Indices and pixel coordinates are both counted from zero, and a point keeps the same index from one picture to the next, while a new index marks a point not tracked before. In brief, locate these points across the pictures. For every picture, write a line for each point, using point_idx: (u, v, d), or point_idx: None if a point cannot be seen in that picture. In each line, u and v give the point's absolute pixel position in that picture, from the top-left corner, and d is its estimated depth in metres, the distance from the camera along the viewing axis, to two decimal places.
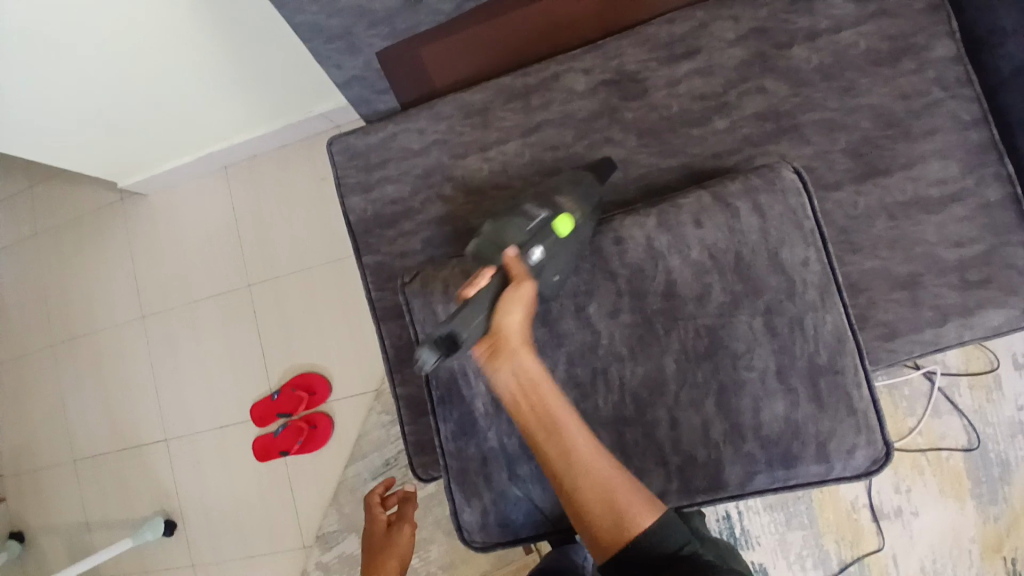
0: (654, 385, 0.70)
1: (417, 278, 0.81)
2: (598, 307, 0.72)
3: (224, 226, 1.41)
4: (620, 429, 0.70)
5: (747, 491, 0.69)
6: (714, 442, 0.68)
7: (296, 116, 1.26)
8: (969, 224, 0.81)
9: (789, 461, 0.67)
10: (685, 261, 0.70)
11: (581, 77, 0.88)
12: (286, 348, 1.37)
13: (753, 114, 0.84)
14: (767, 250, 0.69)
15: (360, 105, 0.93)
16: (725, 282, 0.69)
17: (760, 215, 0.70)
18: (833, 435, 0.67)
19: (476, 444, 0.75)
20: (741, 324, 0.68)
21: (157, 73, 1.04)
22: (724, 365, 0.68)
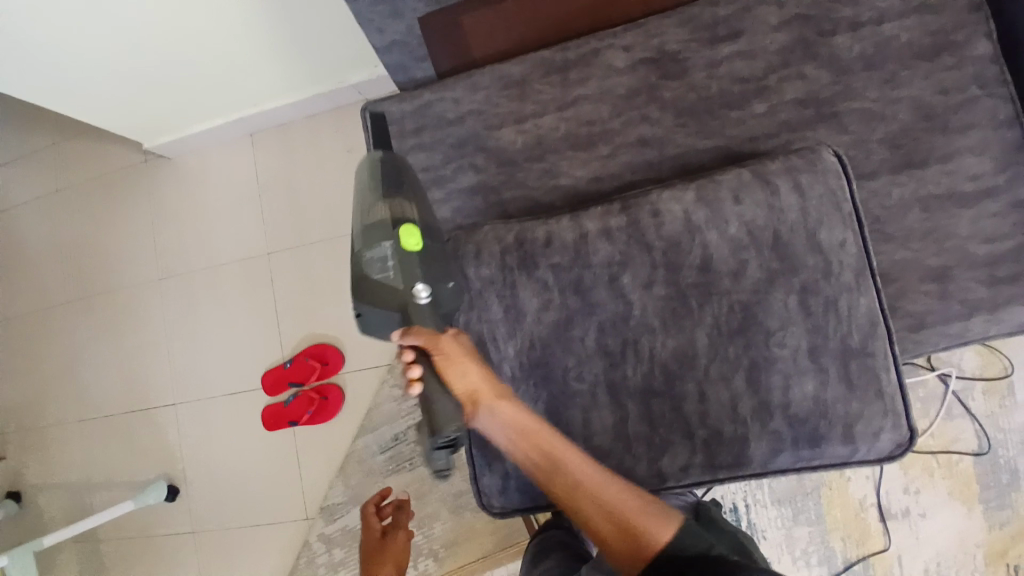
0: (684, 357, 0.70)
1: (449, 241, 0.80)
2: (632, 278, 0.71)
3: (248, 192, 1.42)
4: (648, 400, 0.71)
5: (768, 469, 0.69)
6: (741, 419, 0.68)
7: (329, 85, 1.27)
8: (1002, 221, 0.81)
9: (816, 440, 0.68)
10: (722, 237, 0.70)
11: (621, 54, 0.88)
12: (305, 318, 1.37)
13: (792, 100, 0.84)
14: (805, 230, 0.69)
15: (397, 72, 0.93)
16: (762, 258, 0.69)
17: (801, 194, 0.70)
18: (861, 417, 0.67)
19: None
20: (776, 301, 0.68)
21: (199, 29, 1.04)
22: (757, 341, 0.68)
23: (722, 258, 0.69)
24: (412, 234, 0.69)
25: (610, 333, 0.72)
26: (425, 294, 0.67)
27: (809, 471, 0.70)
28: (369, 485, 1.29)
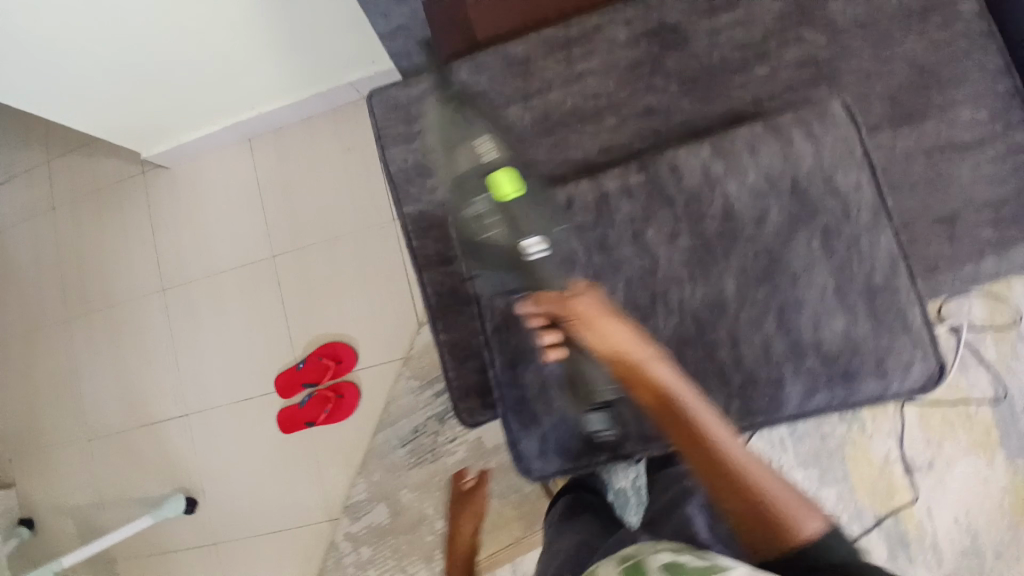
0: (714, 304, 0.72)
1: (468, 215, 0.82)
2: (656, 232, 0.74)
3: (249, 196, 1.41)
4: (681, 348, 0.73)
5: (807, 410, 0.73)
6: (774, 359, 0.72)
7: (328, 85, 1.29)
8: (1000, 165, 0.84)
9: (850, 377, 0.72)
10: (743, 185, 0.73)
11: (623, 27, 0.90)
12: (313, 319, 1.36)
13: (792, 62, 0.87)
14: (822, 175, 0.73)
15: (401, 58, 0.95)
16: (783, 203, 0.73)
17: (813, 141, 0.73)
18: (891, 351, 0.72)
19: (535, 371, 0.78)
20: (800, 243, 0.72)
21: (200, 28, 1.05)
22: (783, 283, 0.72)
23: (747, 205, 0.73)
24: (508, 182, 0.75)
25: (639, 288, 0.74)
26: (535, 242, 0.73)
27: (844, 409, 0.74)
28: (392, 480, 1.28)
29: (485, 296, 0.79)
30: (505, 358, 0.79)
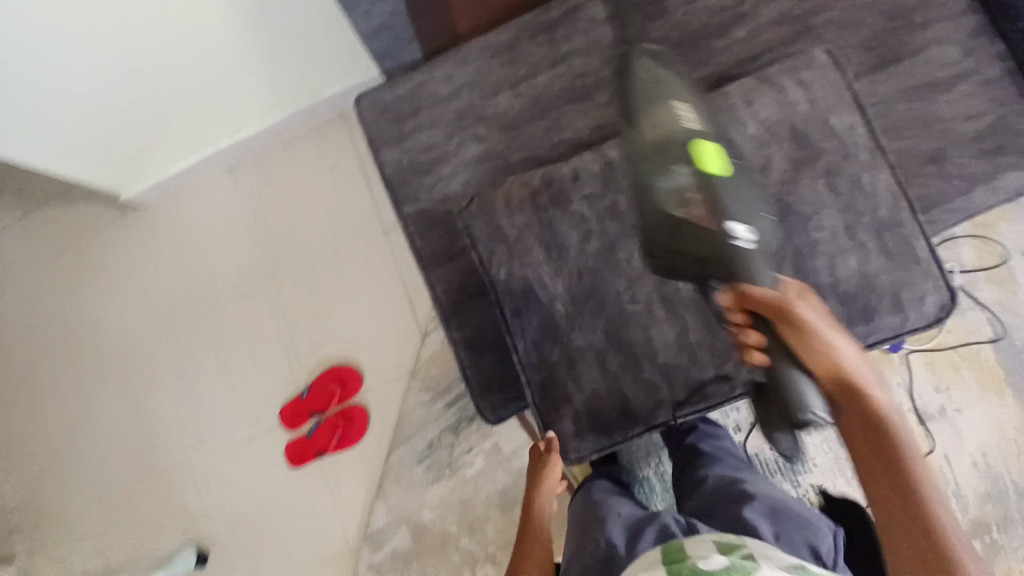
0: None
1: (474, 202, 0.81)
2: None
3: (235, 226, 1.38)
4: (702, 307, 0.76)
5: None
6: None
7: (306, 99, 1.27)
8: (972, 99, 0.85)
9: (869, 314, 0.72)
10: (747, 136, 0.74)
11: (601, 6, 0.92)
12: (313, 342, 1.33)
13: (770, 22, 0.89)
14: (818, 118, 0.74)
15: (386, 58, 0.95)
16: (784, 150, 0.74)
17: (805, 87, 0.74)
18: (906, 283, 0.72)
19: (561, 347, 0.78)
20: (806, 186, 0.72)
21: (171, 37, 1.03)
22: (797, 229, 0.72)
23: (750, 154, 0.73)
24: (714, 158, 0.67)
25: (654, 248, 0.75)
26: (744, 234, 0.65)
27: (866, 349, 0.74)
28: (411, 500, 1.23)
29: (502, 279, 0.79)
30: (528, 337, 0.79)
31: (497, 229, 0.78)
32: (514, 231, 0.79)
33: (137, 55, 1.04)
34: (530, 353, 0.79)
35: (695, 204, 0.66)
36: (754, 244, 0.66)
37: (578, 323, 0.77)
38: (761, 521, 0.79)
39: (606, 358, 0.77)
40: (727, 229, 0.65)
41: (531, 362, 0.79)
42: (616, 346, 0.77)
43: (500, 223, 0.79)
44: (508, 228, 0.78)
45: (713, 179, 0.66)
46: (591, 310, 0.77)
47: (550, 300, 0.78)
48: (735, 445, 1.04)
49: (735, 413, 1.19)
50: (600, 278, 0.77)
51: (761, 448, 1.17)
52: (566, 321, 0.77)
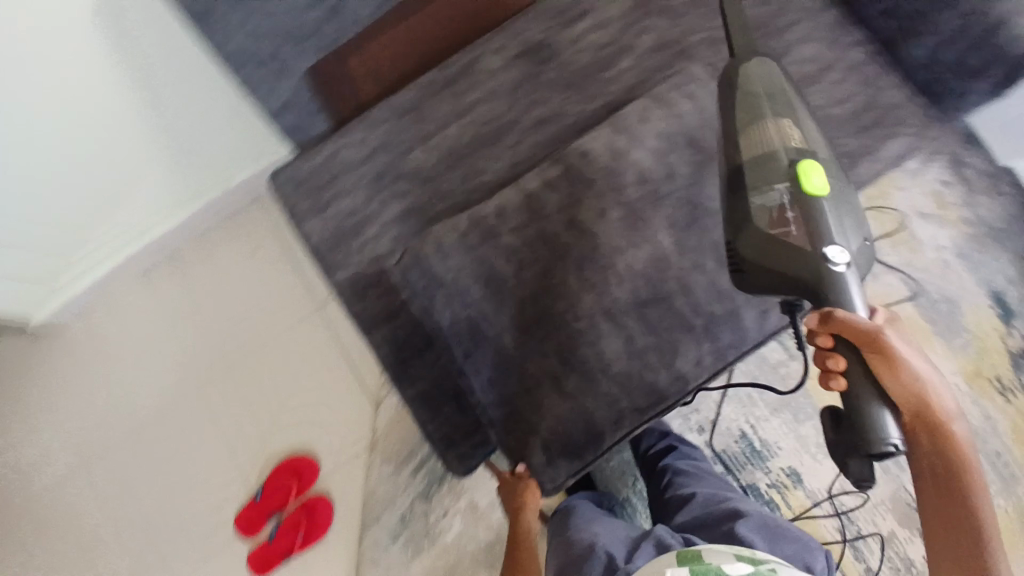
0: (659, 262, 0.77)
1: (406, 255, 0.82)
2: (587, 215, 0.78)
3: (158, 332, 1.31)
4: (641, 310, 0.77)
5: (767, 331, 0.80)
6: (725, 295, 0.78)
7: (216, 192, 1.25)
8: (844, 84, 0.95)
9: None
10: (649, 152, 0.78)
11: (495, 56, 0.97)
12: (261, 436, 1.25)
13: (651, 49, 0.96)
14: (708, 124, 0.80)
15: (294, 133, 0.96)
16: (684, 156, 0.79)
17: (692, 100, 0.80)
18: None
19: (516, 378, 0.79)
20: (710, 183, 0.79)
21: (60, 142, 1.00)
22: (707, 222, 0.79)
23: (655, 167, 0.78)
24: (816, 179, 0.69)
25: (587, 266, 0.77)
26: (847, 258, 0.67)
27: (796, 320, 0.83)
28: None
29: (446, 325, 0.80)
30: (483, 377, 0.80)
31: (433, 278, 0.80)
32: (450, 274, 0.80)
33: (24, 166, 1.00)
34: (489, 393, 0.81)
35: (794, 226, 0.68)
36: (854, 267, 0.68)
37: (528, 353, 0.79)
38: (757, 537, 0.81)
39: (563, 383, 0.78)
40: (826, 252, 0.67)
41: (489, 400, 0.81)
42: (568, 367, 0.77)
43: (433, 269, 0.80)
44: (443, 272, 0.80)
45: (812, 202, 0.68)
46: (537, 340, 0.78)
47: (499, 337, 0.79)
48: (701, 458, 1.07)
49: (696, 413, 1.22)
50: (545, 306, 0.78)
51: (727, 443, 1.20)
52: (517, 353, 0.79)
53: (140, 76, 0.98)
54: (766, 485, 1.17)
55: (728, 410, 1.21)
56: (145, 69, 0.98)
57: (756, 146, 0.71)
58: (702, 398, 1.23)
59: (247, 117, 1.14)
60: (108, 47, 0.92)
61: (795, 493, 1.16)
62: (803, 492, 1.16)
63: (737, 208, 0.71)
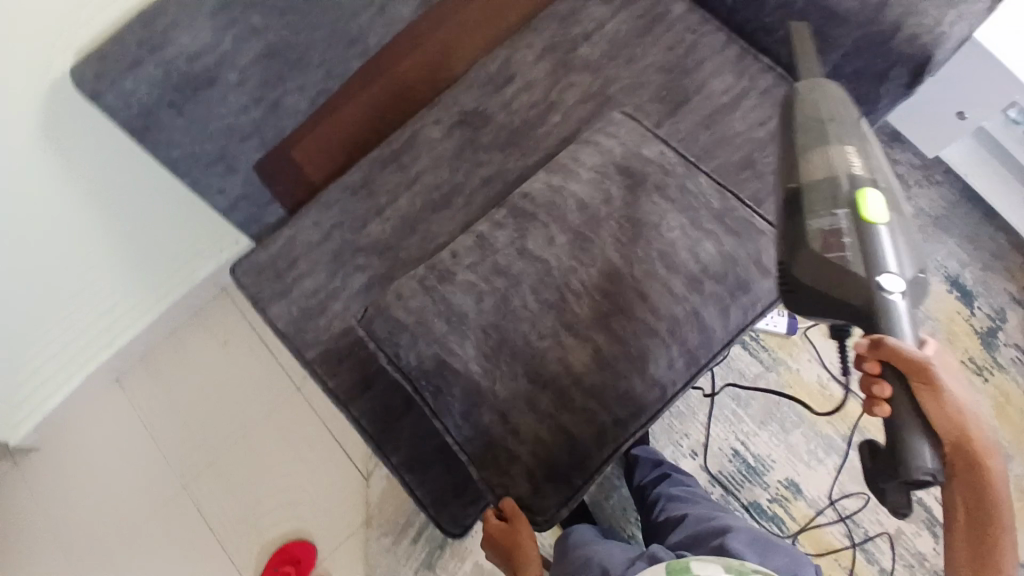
0: (612, 275, 0.81)
1: (370, 310, 0.85)
2: (535, 241, 0.84)
3: (138, 437, 1.28)
4: (605, 322, 0.80)
5: (732, 329, 0.83)
6: (681, 296, 0.81)
7: (182, 289, 1.27)
8: (760, 108, 1.03)
9: (744, 285, 0.83)
10: (582, 182, 0.87)
11: (435, 126, 1.03)
12: (252, 528, 1.22)
13: (577, 102, 1.03)
14: (633, 152, 0.88)
15: (251, 224, 1.01)
16: (617, 181, 0.86)
17: (614, 137, 0.90)
18: (764, 252, 0.83)
19: (490, 408, 0.80)
20: (647, 202, 0.85)
21: (28, 267, 1.00)
22: (653, 235, 0.82)
23: (592, 195, 0.86)
24: (875, 207, 0.71)
25: (544, 289, 0.82)
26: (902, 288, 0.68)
27: (760, 314, 0.85)
28: None
29: (413, 367, 0.82)
30: (455, 416, 0.81)
31: (395, 323, 0.83)
32: (414, 317, 0.83)
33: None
34: (463, 429, 0.81)
35: (850, 251, 0.70)
36: (908, 295, 0.69)
37: (498, 378, 0.80)
38: (747, 548, 0.78)
39: (537, 403, 0.79)
40: (879, 280, 0.69)
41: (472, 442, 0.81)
42: (539, 387, 0.79)
43: (399, 316, 0.83)
44: (404, 318, 0.83)
45: (870, 228, 0.70)
46: (502, 364, 0.80)
47: (465, 365, 0.81)
48: (691, 482, 1.07)
49: (686, 438, 1.23)
50: (505, 329, 0.81)
51: (721, 463, 1.20)
52: (486, 381, 0.80)
53: (98, 191, 0.99)
54: (768, 500, 1.18)
55: (716, 430, 1.22)
56: (102, 183, 0.99)
57: (814, 171, 0.74)
58: (689, 422, 1.24)
59: (206, 214, 1.16)
60: (55, 171, 0.92)
61: (796, 504, 1.17)
62: (805, 501, 1.17)
63: (794, 231, 0.75)
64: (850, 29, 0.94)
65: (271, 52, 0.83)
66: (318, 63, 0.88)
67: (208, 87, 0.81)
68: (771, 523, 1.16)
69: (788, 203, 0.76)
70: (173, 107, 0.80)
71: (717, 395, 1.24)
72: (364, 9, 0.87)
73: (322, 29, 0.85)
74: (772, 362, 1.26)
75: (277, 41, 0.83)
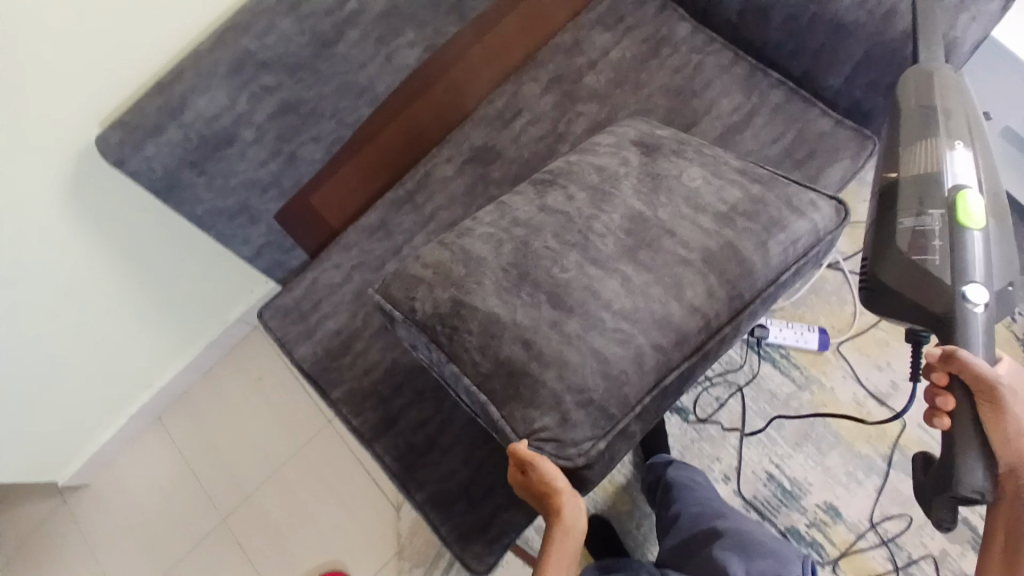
0: (635, 218, 0.78)
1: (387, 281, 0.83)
2: (552, 198, 0.83)
3: (179, 474, 1.33)
4: (634, 255, 0.75)
5: (772, 265, 0.76)
6: (714, 232, 0.76)
7: (216, 330, 1.32)
8: (773, 125, 1.02)
9: (778, 223, 0.77)
10: (600, 155, 0.88)
11: (447, 164, 1.05)
12: (287, 561, 1.25)
13: (585, 131, 1.04)
14: (644, 132, 0.90)
15: (275, 269, 1.04)
16: (637, 152, 0.87)
17: (626, 126, 0.93)
18: (792, 194, 0.80)
19: (510, 339, 0.72)
20: (663, 162, 0.85)
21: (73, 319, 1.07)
22: (673, 185, 0.81)
23: (610, 160, 0.86)
24: (975, 209, 0.75)
25: (564, 232, 0.78)
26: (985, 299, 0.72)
27: (799, 256, 0.78)
28: None
29: (427, 312, 0.77)
30: (472, 353, 0.74)
31: (409, 279, 0.80)
32: (427, 270, 0.80)
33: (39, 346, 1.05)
34: (481, 364, 0.73)
35: (938, 255, 0.75)
36: (990, 306, 0.73)
37: (517, 304, 0.73)
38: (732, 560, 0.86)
39: (563, 325, 0.72)
40: (964, 289, 0.73)
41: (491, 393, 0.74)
42: (565, 310, 0.72)
43: (415, 273, 0.80)
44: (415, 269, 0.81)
45: (964, 232, 0.74)
46: (523, 292, 0.74)
47: (482, 300, 0.74)
48: (700, 478, 1.12)
49: (718, 462, 1.21)
50: (525, 266, 0.76)
51: (755, 487, 1.18)
52: (505, 312, 0.73)
53: (133, 247, 1.05)
54: (806, 525, 1.15)
55: (749, 453, 1.20)
56: (136, 238, 1.04)
57: (916, 171, 0.79)
58: (720, 445, 1.22)
59: (234, 260, 1.21)
60: (90, 229, 0.97)
61: (836, 529, 1.14)
62: (845, 526, 1.14)
63: (886, 228, 0.80)
64: (857, 42, 0.92)
65: (285, 108, 0.88)
66: (330, 112, 0.93)
67: (227, 146, 0.86)
68: (810, 549, 1.13)
69: (886, 198, 0.82)
70: (195, 167, 0.85)
71: (750, 417, 1.23)
72: (371, 60, 0.92)
73: (333, 81, 0.90)
74: (805, 381, 1.23)
75: (290, 97, 0.88)
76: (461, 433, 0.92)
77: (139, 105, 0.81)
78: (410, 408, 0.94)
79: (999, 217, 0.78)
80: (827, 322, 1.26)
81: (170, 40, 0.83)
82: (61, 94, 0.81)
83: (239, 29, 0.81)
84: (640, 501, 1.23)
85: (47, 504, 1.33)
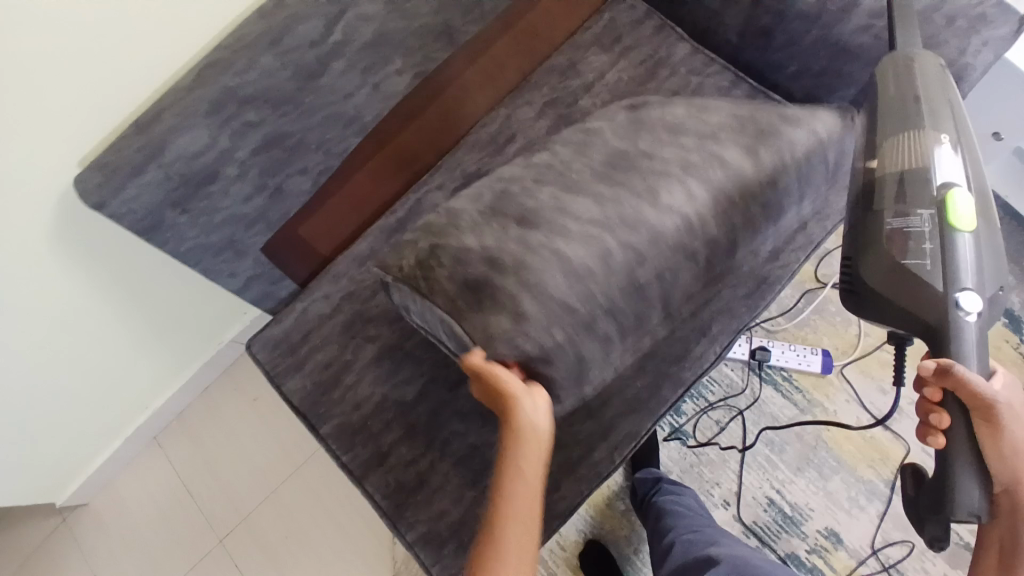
0: (615, 149, 0.77)
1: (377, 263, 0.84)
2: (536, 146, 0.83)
3: (178, 494, 1.33)
4: (609, 175, 0.74)
5: (764, 169, 0.73)
6: (693, 147, 0.74)
7: (212, 349, 1.32)
8: None
9: (773, 131, 0.75)
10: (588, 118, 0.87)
11: (439, 191, 1.00)
12: None
13: None
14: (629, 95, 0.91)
15: (264, 299, 1.03)
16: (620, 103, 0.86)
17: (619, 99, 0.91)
18: (786, 109, 0.78)
19: (476, 258, 0.72)
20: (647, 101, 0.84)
21: (72, 352, 1.06)
22: (652, 117, 0.80)
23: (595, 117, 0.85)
24: (963, 209, 0.67)
25: (542, 172, 0.77)
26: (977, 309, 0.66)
27: (802, 163, 0.75)
28: None
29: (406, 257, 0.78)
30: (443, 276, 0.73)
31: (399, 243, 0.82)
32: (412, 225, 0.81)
33: (40, 381, 1.04)
34: (449, 290, 0.72)
35: (929, 260, 0.67)
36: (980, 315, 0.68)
37: (483, 230, 0.73)
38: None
39: (529, 238, 0.70)
40: (954, 295, 0.67)
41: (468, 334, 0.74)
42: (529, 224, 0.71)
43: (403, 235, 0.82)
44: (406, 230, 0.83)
45: (953, 234, 0.67)
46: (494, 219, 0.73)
47: (459, 239, 0.74)
48: (692, 498, 1.10)
49: (717, 487, 1.19)
50: (501, 202, 0.75)
51: (756, 513, 1.16)
52: (473, 239, 0.73)
53: (127, 280, 1.03)
54: (806, 551, 1.13)
55: (749, 479, 1.18)
56: (130, 271, 1.02)
57: (898, 164, 0.70)
58: (719, 470, 1.20)
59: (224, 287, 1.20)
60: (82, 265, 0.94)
61: (837, 554, 1.12)
62: (846, 552, 1.12)
63: (867, 227, 0.72)
64: (862, 66, 0.89)
65: (269, 142, 0.86)
66: (316, 144, 0.91)
67: (211, 183, 0.84)
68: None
69: (863, 193, 0.73)
70: (177, 206, 0.83)
71: (751, 440, 1.20)
72: (357, 89, 0.89)
73: (319, 113, 0.88)
74: (807, 405, 1.21)
75: (274, 131, 0.85)
76: (453, 470, 0.91)
77: (117, 143, 0.78)
78: (400, 444, 0.94)
79: (982, 209, 0.72)
80: (830, 344, 1.23)
81: (181, 43, 0.79)
82: (60, 120, 0.75)
83: (218, 66, 0.77)
84: (637, 528, 1.21)
85: (44, 526, 1.33)
